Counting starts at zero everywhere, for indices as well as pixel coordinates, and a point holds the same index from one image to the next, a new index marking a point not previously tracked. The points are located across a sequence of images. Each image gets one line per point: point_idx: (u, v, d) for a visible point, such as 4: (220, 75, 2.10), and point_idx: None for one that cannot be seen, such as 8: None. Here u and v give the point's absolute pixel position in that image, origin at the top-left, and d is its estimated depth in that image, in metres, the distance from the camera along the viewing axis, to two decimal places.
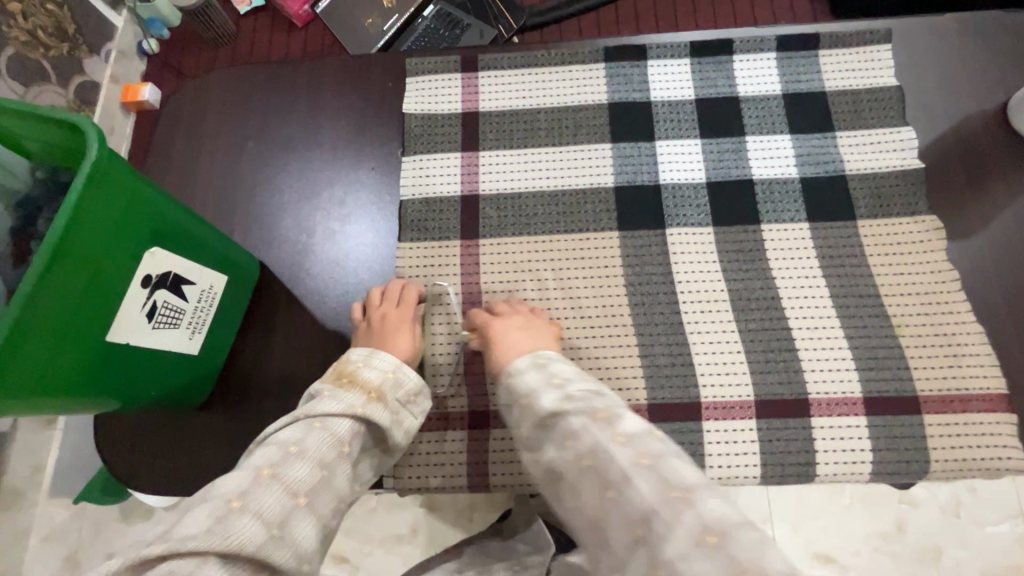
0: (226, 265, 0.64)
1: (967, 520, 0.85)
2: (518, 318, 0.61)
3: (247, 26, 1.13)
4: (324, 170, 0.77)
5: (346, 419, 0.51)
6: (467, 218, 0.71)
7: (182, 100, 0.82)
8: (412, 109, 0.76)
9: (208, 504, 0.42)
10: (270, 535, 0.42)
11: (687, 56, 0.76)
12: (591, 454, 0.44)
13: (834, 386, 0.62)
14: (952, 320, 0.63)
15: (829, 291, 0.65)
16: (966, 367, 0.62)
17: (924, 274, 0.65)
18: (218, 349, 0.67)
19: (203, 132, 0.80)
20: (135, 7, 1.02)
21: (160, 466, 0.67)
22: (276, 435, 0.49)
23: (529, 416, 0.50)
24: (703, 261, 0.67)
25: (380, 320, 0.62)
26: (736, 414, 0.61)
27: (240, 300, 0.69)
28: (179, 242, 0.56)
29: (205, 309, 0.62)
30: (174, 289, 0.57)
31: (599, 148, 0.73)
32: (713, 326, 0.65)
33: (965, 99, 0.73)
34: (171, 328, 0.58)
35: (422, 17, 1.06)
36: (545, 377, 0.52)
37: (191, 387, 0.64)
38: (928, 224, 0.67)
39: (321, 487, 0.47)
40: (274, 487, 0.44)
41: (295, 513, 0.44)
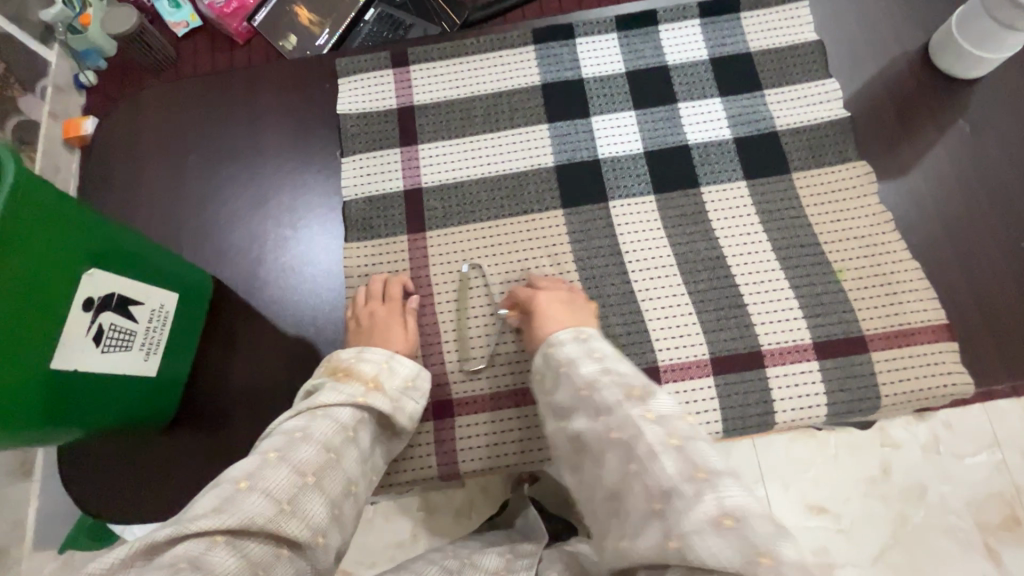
0: (174, 283, 0.63)
1: (946, 455, 0.88)
2: (558, 291, 0.61)
3: (188, 49, 1.09)
4: (267, 178, 0.76)
5: (348, 407, 0.51)
6: (412, 211, 0.71)
7: (114, 127, 0.80)
8: (348, 109, 0.76)
9: (216, 489, 0.41)
10: (282, 510, 0.41)
11: (615, 31, 0.76)
12: (619, 425, 0.41)
13: (784, 336, 0.64)
14: (889, 258, 0.66)
15: (771, 245, 0.67)
16: (906, 301, 0.64)
17: (860, 219, 0.67)
18: (177, 369, 0.66)
19: (141, 154, 0.78)
20: (66, 41, 0.99)
21: (132, 497, 0.66)
22: (283, 426, 0.48)
23: (569, 388, 0.47)
24: (648, 229, 0.68)
25: (369, 318, 0.63)
26: (693, 372, 0.63)
27: (195, 317, 0.68)
28: (119, 262, 0.55)
29: (157, 329, 0.61)
30: (122, 310, 0.55)
31: (535, 129, 0.73)
32: (663, 292, 0.66)
33: (887, 45, 0.75)
34: (123, 351, 0.56)
35: (365, 21, 1.07)
36: (587, 351, 0.49)
37: (154, 408, 0.63)
38: (858, 169, 0.69)
39: (330, 467, 0.46)
40: (282, 468, 0.43)
41: (305, 491, 0.43)
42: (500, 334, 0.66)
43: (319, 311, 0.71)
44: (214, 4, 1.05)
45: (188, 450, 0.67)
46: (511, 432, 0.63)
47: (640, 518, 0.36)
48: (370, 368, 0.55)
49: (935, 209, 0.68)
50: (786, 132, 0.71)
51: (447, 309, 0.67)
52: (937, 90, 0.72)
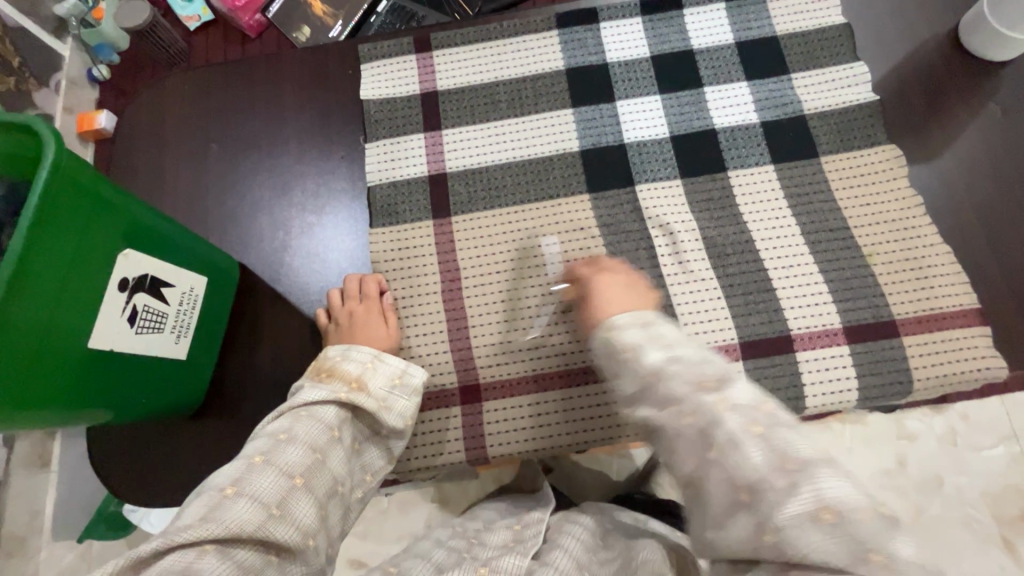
0: (203, 266, 0.63)
1: (964, 447, 0.87)
2: (621, 274, 0.56)
3: (200, 42, 1.09)
4: (288, 164, 0.76)
5: (331, 405, 0.51)
6: (436, 196, 0.71)
7: (138, 114, 0.80)
8: (370, 95, 0.75)
9: (202, 497, 0.42)
10: (270, 514, 0.42)
11: (639, 15, 0.76)
12: (693, 412, 0.39)
13: (814, 320, 0.63)
14: (920, 244, 0.65)
15: (800, 229, 0.66)
16: (938, 287, 0.63)
17: (891, 203, 0.66)
18: (206, 353, 0.66)
19: (163, 142, 0.78)
20: (81, 34, 1.00)
21: (159, 480, 0.66)
22: (268, 427, 0.49)
23: (631, 376, 0.43)
24: (676, 213, 0.68)
25: (348, 317, 0.63)
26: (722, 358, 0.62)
27: (223, 301, 0.68)
28: (151, 243, 0.55)
29: (188, 312, 0.61)
30: (154, 291, 0.55)
31: (560, 114, 0.73)
32: (691, 277, 0.65)
33: (916, 29, 0.74)
34: (155, 333, 0.56)
35: (377, 12, 1.07)
36: (650, 337, 0.44)
37: (184, 391, 0.64)
38: (888, 153, 0.68)
39: (316, 469, 0.46)
40: (270, 471, 0.44)
41: (294, 493, 0.44)
42: (530, 318, 0.66)
43: None
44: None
45: (208, 436, 0.67)
46: (539, 418, 0.63)
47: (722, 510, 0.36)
48: (353, 368, 0.55)
49: (963, 193, 0.67)
50: (815, 116, 0.71)
51: (475, 295, 0.67)
52: (965, 74, 0.71)
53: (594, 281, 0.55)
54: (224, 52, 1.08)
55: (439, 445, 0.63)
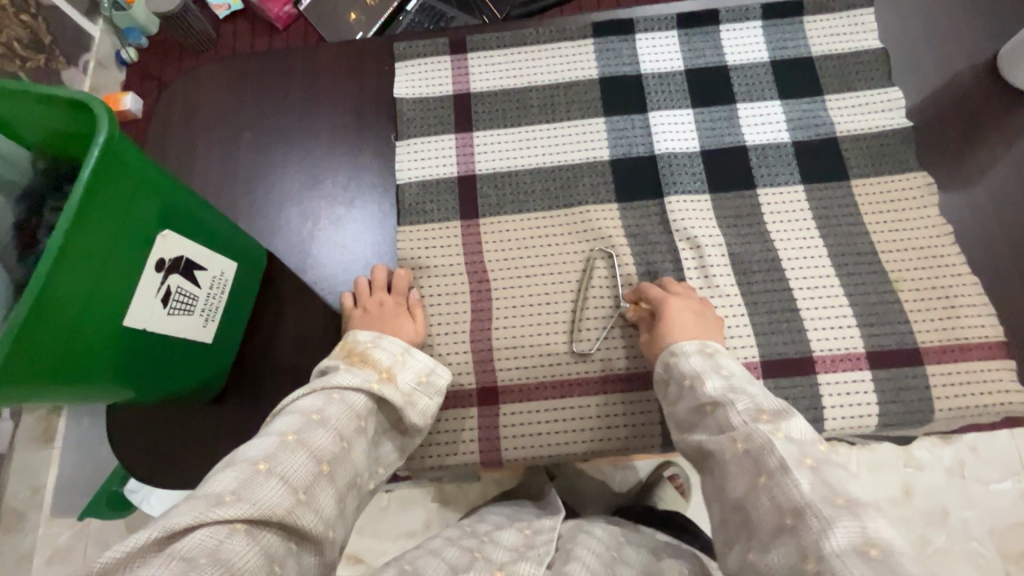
0: (234, 251, 0.63)
1: (970, 479, 0.86)
2: (690, 299, 0.59)
3: (228, 31, 1.10)
4: (319, 156, 0.77)
5: (362, 393, 0.51)
6: (465, 197, 0.71)
7: (173, 96, 0.81)
8: (404, 93, 0.76)
9: (234, 468, 0.41)
10: (298, 499, 0.41)
11: (676, 28, 0.76)
12: (744, 436, 0.41)
13: (838, 343, 0.63)
14: (948, 272, 0.65)
15: (827, 251, 0.66)
16: (963, 317, 0.63)
17: (919, 231, 0.66)
18: (229, 338, 0.66)
19: (198, 125, 0.79)
20: (112, 16, 1.01)
21: (177, 463, 0.66)
22: (299, 403, 0.48)
23: (692, 403, 0.48)
24: (704, 227, 0.68)
25: (377, 307, 0.63)
26: None
27: (249, 286, 0.68)
28: (189, 226, 0.56)
29: (216, 297, 0.61)
30: (187, 273, 0.56)
31: (593, 122, 0.73)
32: (716, 293, 0.65)
33: (954, 57, 0.74)
34: (185, 315, 0.57)
35: (406, 12, 1.08)
36: (713, 365, 0.50)
37: (207, 374, 0.64)
38: (920, 180, 0.68)
39: (341, 458, 0.47)
40: (300, 451, 0.44)
41: (318, 480, 0.44)
42: (560, 322, 0.66)
43: None
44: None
45: (222, 418, 0.68)
46: (557, 424, 0.63)
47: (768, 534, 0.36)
48: (386, 358, 0.56)
49: (990, 222, 0.67)
50: (848, 139, 0.70)
51: (503, 296, 0.67)
52: (997, 105, 0.71)
53: (665, 305, 0.58)
54: (251, 44, 1.09)
55: (454, 446, 0.63)
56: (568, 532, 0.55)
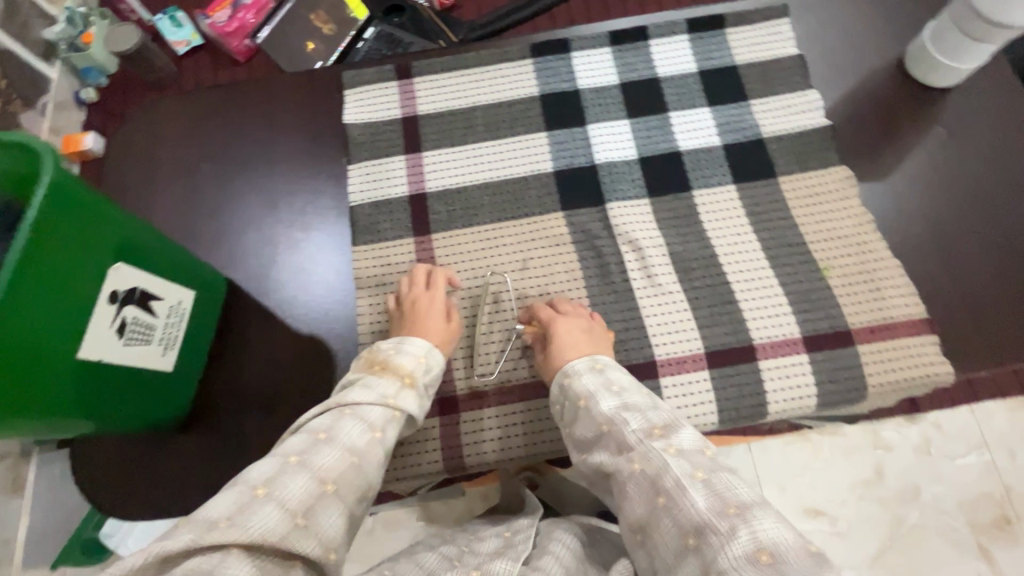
0: (191, 280, 0.65)
1: (938, 456, 0.89)
2: (581, 320, 0.63)
3: (188, 67, 1.12)
4: (278, 182, 0.79)
5: (378, 408, 0.53)
6: (416, 216, 0.74)
7: (129, 132, 0.82)
8: (354, 119, 0.79)
9: (235, 492, 0.42)
10: (296, 523, 0.42)
11: (608, 44, 0.81)
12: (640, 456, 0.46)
13: (776, 330, 0.67)
14: (872, 257, 0.69)
15: (761, 244, 0.70)
16: (889, 297, 0.67)
17: (844, 221, 0.71)
18: (192, 366, 0.68)
19: (157, 160, 0.81)
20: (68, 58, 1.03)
21: (149, 497, 0.67)
22: (311, 424, 0.50)
23: (589, 423, 0.53)
24: (645, 229, 0.72)
25: (413, 306, 0.65)
26: (689, 366, 0.66)
27: (209, 314, 0.69)
28: (142, 257, 0.57)
29: (175, 325, 0.63)
30: (143, 304, 0.57)
31: (536, 137, 0.77)
32: (659, 290, 0.69)
33: (869, 58, 0.80)
34: (143, 345, 0.58)
35: (364, 39, 1.10)
36: (604, 382, 0.56)
37: (172, 400, 0.65)
38: (839, 174, 0.73)
39: (349, 474, 0.47)
40: (304, 474, 0.45)
41: (323, 500, 0.44)
42: (516, 328, 0.69)
43: (328, 312, 0.73)
44: (215, 24, 1.09)
45: (194, 447, 0.68)
46: (515, 426, 0.66)
47: (675, 554, 0.41)
48: (406, 363, 0.59)
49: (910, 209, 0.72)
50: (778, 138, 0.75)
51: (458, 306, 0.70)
52: (912, 98, 0.76)
53: (553, 328, 0.63)
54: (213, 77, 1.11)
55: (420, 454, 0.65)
56: (545, 528, 0.57)
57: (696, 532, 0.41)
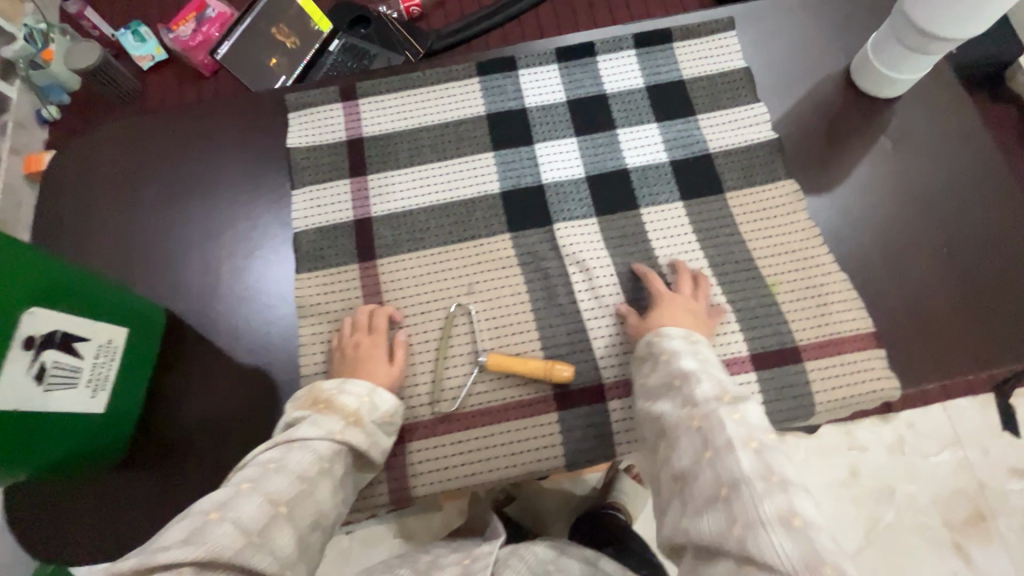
0: (117, 320, 0.75)
1: (910, 454, 1.23)
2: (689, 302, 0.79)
3: (150, 81, 1.55)
4: (231, 208, 0.92)
5: (326, 440, 0.65)
6: (360, 241, 0.88)
7: (63, 174, 0.95)
8: (297, 142, 0.93)
9: (190, 519, 0.52)
10: (249, 542, 0.51)
11: (555, 61, 0.98)
12: (705, 417, 0.61)
13: (683, 352, 0.71)
14: (821, 271, 0.84)
15: (706, 255, 0.86)
16: (834, 308, 0.82)
17: (796, 237, 0.86)
18: (126, 403, 0.77)
19: (81, 197, 0.94)
20: (30, 75, 1.44)
21: (115, 526, 0.77)
22: (259, 457, 0.61)
23: (667, 374, 0.70)
24: (595, 253, 0.87)
25: (354, 347, 0.79)
26: (616, 392, 0.81)
27: (147, 350, 0.81)
28: (66, 306, 0.67)
29: (107, 363, 0.73)
30: (64, 347, 0.66)
31: (482, 158, 0.93)
32: (598, 310, 0.84)
33: (794, 69, 0.97)
34: (69, 386, 0.67)
35: (327, 53, 1.43)
36: (689, 346, 0.72)
37: (109, 440, 0.75)
38: (788, 188, 0.89)
39: (299, 499, 0.58)
40: (255, 497, 0.55)
41: (276, 520, 0.54)
42: (467, 346, 0.83)
43: (289, 331, 0.85)
44: (179, 38, 1.51)
45: (149, 471, 0.78)
46: (486, 449, 0.80)
47: (702, 502, 0.55)
48: (351, 403, 0.71)
49: (829, 230, 0.80)
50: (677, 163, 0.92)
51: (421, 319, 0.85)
52: (811, 128, 0.87)
53: (662, 312, 0.77)
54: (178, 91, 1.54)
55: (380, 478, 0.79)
56: (505, 553, 0.65)
57: (729, 481, 0.54)
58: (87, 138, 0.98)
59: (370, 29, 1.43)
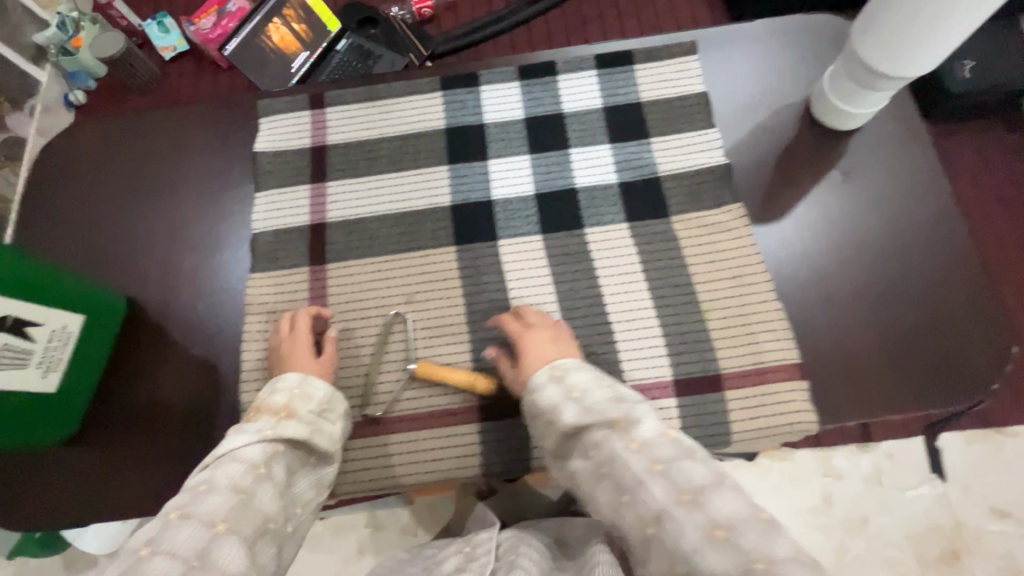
0: (80, 304, 0.65)
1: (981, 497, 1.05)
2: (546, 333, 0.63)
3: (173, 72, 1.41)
4: (203, 209, 0.78)
5: (256, 445, 0.53)
6: (448, 226, 0.74)
7: (61, 145, 0.82)
8: (337, 113, 0.80)
9: (119, 559, 0.43)
10: (189, 568, 0.42)
11: (593, 68, 0.80)
12: (607, 463, 0.48)
13: (744, 359, 0.66)
14: (754, 298, 0.68)
15: (648, 283, 0.70)
16: (762, 338, 0.67)
17: (740, 251, 0.70)
18: (81, 386, 0.67)
19: (76, 193, 0.79)
20: (60, 62, 1.30)
21: (100, 499, 0.65)
22: (188, 481, 0.50)
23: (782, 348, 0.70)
24: (730, 236, 0.71)
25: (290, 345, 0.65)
26: (772, 377, 0.65)
27: (100, 334, 0.68)
28: (27, 291, 0.58)
29: (58, 348, 0.63)
30: (16, 331, 0.57)
31: (591, 117, 0.78)
32: (751, 289, 0.69)
33: None
34: (16, 367, 0.58)
35: (337, 50, 1.33)
36: (566, 390, 0.55)
37: (55, 415, 0.64)
38: (735, 212, 0.72)
39: (240, 511, 0.48)
40: (188, 525, 0.45)
41: (216, 540, 0.45)
42: (581, 340, 0.68)
43: None
44: (199, 31, 1.36)
45: (85, 465, 0.66)
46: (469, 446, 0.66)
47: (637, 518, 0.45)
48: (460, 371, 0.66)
49: (870, 230, 0.70)
50: (737, 167, 0.74)
51: None
52: (822, 141, 0.74)
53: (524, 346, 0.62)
54: (195, 80, 1.41)
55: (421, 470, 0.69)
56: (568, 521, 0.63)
57: (726, 523, 0.41)
58: (96, 121, 0.83)
59: (377, 29, 1.34)
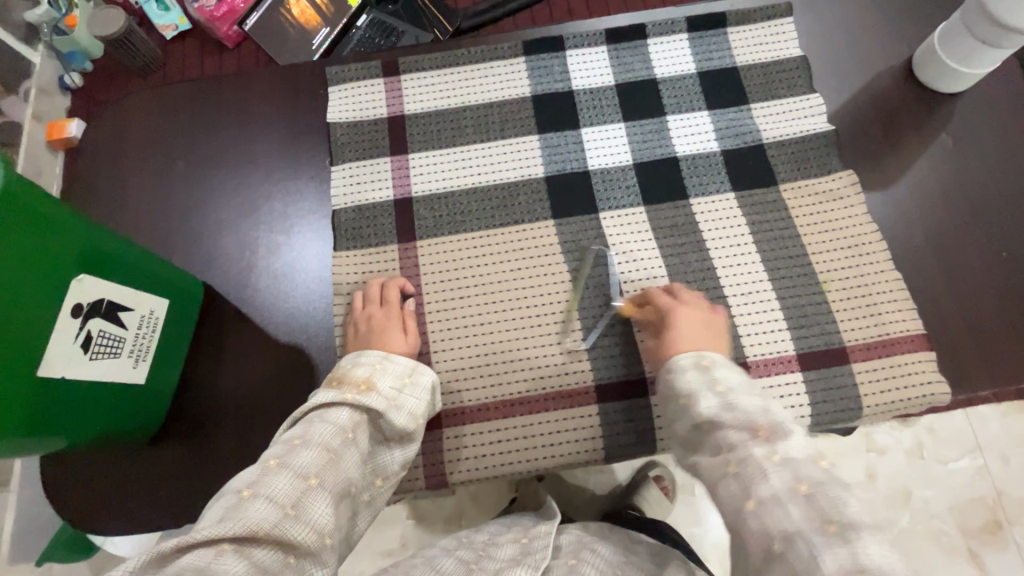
0: (167, 288, 0.60)
1: None
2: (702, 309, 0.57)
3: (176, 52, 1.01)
4: (272, 184, 0.72)
5: (344, 408, 0.48)
6: (541, 199, 0.69)
7: (112, 116, 0.76)
8: (413, 82, 0.75)
9: (220, 499, 0.38)
10: (286, 514, 0.38)
11: (685, 31, 0.76)
12: (739, 461, 0.39)
13: (867, 331, 0.64)
14: (871, 268, 0.65)
15: (761, 257, 0.67)
16: (884, 309, 0.64)
17: (850, 221, 0.67)
18: (165, 377, 0.62)
19: (133, 168, 0.74)
20: (51, 41, 0.92)
21: (181, 495, 0.61)
22: (282, 435, 0.45)
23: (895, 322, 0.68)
24: (840, 205, 0.68)
25: (367, 322, 0.61)
26: (898, 349, 0.63)
27: (184, 321, 0.63)
28: (116, 271, 0.53)
29: (147, 335, 0.57)
30: (110, 315, 0.52)
31: (686, 82, 0.74)
32: (866, 259, 0.66)
33: None
34: (111, 358, 0.53)
35: (357, 27, 0.99)
36: (707, 379, 0.46)
37: (143, 412, 0.59)
38: (844, 179, 0.69)
39: (330, 468, 0.43)
40: (283, 473, 0.41)
41: (310, 493, 0.40)
42: None
43: None
44: (203, 8, 0.97)
45: (168, 459, 0.62)
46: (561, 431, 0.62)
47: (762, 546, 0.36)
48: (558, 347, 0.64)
49: (975, 193, 0.68)
50: (840, 133, 0.72)
51: None
52: (926, 106, 0.72)
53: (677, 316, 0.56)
54: (200, 66, 1.01)
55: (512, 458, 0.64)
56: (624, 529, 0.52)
57: None
58: (149, 91, 0.77)
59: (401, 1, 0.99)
